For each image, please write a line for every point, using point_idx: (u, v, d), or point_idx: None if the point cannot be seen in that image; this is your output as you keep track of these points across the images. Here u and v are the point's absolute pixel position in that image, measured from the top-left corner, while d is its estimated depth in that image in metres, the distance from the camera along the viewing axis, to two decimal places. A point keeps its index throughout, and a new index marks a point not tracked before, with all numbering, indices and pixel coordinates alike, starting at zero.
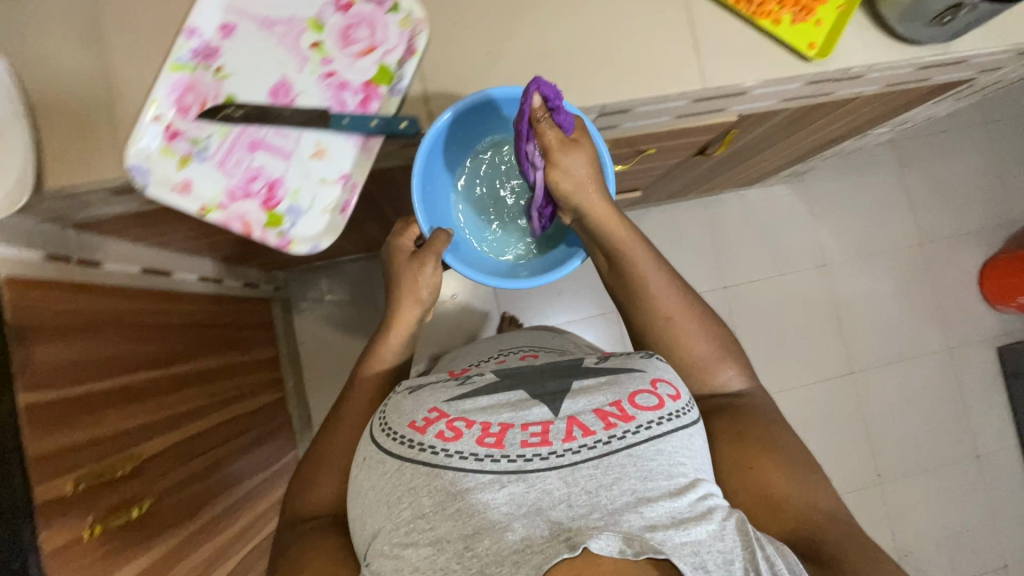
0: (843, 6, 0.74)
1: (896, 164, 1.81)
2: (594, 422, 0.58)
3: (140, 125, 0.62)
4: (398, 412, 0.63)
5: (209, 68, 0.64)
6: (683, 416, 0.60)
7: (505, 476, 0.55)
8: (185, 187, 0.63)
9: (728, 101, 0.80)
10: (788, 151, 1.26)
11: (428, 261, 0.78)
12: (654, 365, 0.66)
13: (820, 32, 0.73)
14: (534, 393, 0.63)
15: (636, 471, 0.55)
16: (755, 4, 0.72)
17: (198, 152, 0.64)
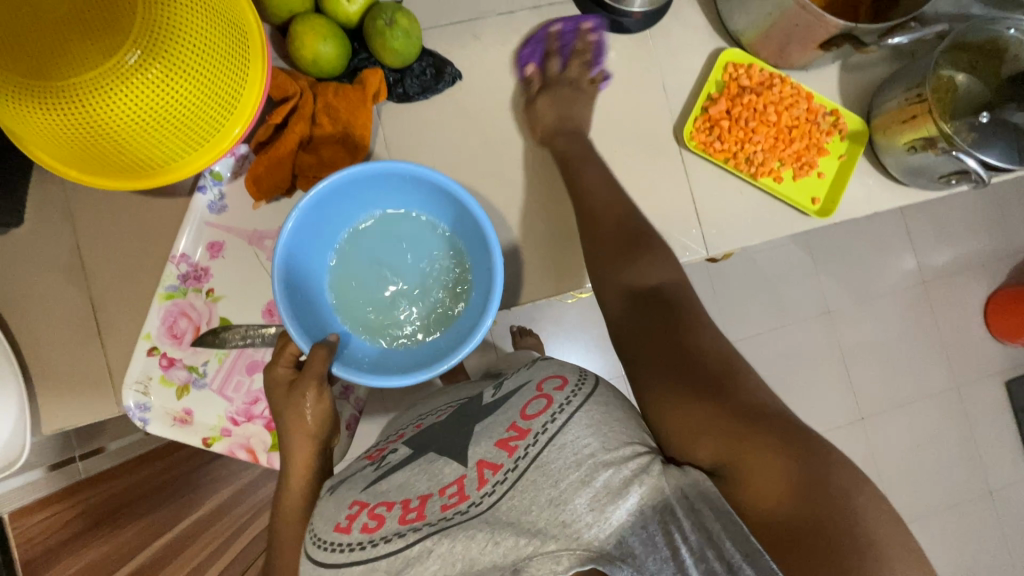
0: (845, 154, 0.72)
1: None
2: (498, 454, 0.45)
3: (134, 363, 0.61)
4: (318, 519, 0.46)
5: (200, 292, 0.63)
6: (583, 387, 0.48)
7: (430, 542, 0.42)
8: (186, 418, 0.63)
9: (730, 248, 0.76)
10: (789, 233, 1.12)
11: (311, 388, 0.54)
12: (540, 366, 0.52)
13: (821, 185, 0.72)
14: (445, 446, 0.49)
15: (550, 481, 0.42)
16: (755, 165, 0.69)
17: (196, 379, 0.63)
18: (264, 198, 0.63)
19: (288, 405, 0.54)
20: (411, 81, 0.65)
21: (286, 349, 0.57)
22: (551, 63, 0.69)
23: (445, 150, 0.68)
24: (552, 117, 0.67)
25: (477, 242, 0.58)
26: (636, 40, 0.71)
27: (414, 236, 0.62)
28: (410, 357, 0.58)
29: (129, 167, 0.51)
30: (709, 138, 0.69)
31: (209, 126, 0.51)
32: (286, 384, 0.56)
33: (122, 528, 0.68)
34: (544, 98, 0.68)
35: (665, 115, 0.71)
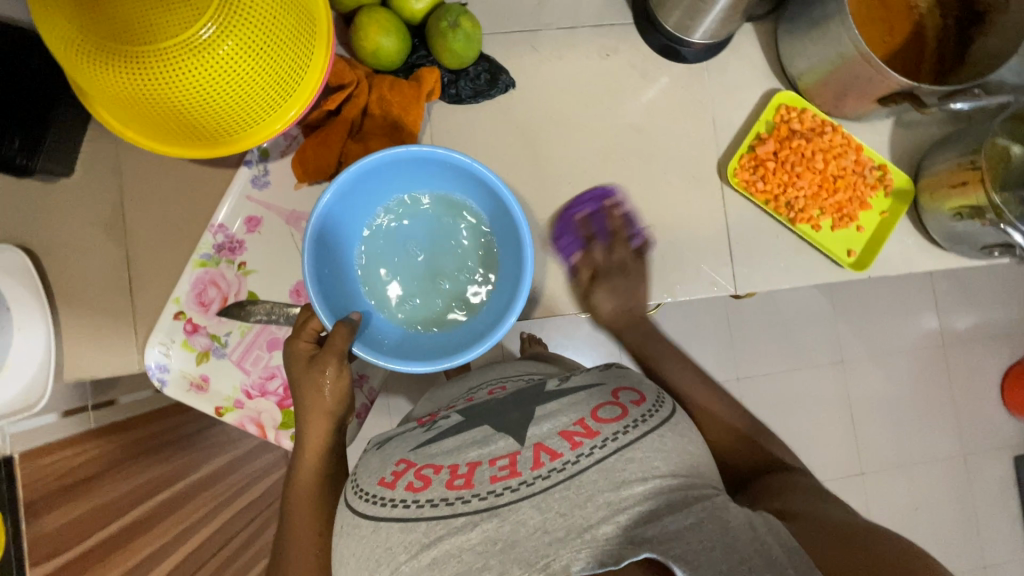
0: (887, 211, 0.71)
1: None
2: (561, 444, 0.44)
3: (161, 324, 0.62)
4: (363, 471, 0.49)
5: (232, 263, 0.64)
6: (660, 410, 0.47)
7: (478, 516, 0.42)
8: (203, 384, 0.64)
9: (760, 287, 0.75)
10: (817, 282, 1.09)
11: (331, 364, 0.54)
12: (611, 374, 0.52)
13: (859, 239, 0.71)
14: (499, 424, 0.49)
15: (609, 483, 0.42)
16: (795, 211, 0.69)
17: (217, 348, 0.64)
18: (307, 180, 0.63)
19: (307, 378, 0.56)
20: (466, 83, 0.66)
21: (309, 324, 0.58)
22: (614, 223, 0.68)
23: (489, 155, 0.69)
24: (620, 321, 0.65)
25: (510, 239, 0.58)
26: (692, 70, 0.71)
27: (449, 225, 0.62)
28: (432, 344, 0.59)
29: (191, 132, 0.52)
30: (752, 178, 0.69)
31: (272, 103, 0.53)
32: (304, 359, 0.57)
33: (137, 471, 0.70)
34: (608, 300, 0.64)
35: (711, 148, 0.71)
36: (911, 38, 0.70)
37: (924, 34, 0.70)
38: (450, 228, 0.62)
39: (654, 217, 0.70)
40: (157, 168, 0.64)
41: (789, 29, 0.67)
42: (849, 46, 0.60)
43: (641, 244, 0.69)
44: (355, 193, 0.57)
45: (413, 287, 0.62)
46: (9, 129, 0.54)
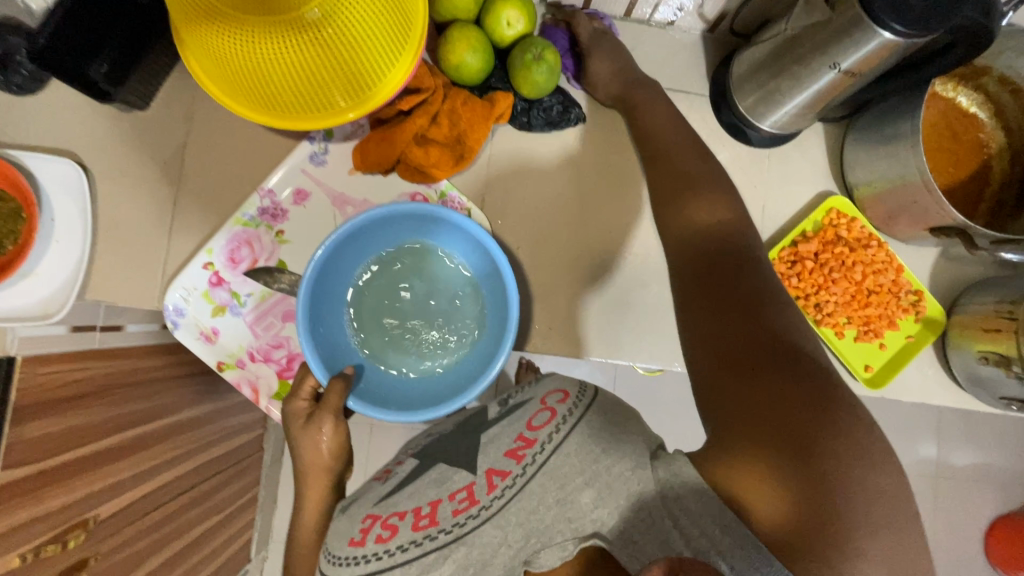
0: (914, 336, 0.70)
1: None
2: (507, 461, 0.45)
3: (190, 270, 0.64)
4: (333, 539, 0.48)
5: (271, 229, 0.66)
6: (583, 399, 0.47)
7: (446, 549, 0.44)
8: (212, 336, 0.65)
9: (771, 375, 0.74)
10: None
11: (327, 421, 0.56)
12: (544, 379, 0.52)
13: (880, 356, 0.70)
14: (449, 457, 0.50)
15: (558, 483, 0.43)
16: (822, 313, 0.69)
17: (235, 305, 0.65)
18: (363, 169, 0.65)
19: (305, 435, 0.57)
20: (538, 114, 0.67)
21: (304, 382, 0.59)
22: (580, 29, 0.69)
23: (539, 187, 0.70)
24: (615, 82, 0.67)
25: (495, 274, 0.59)
26: (754, 153, 0.72)
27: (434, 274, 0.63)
28: (432, 390, 0.59)
29: (268, 102, 0.53)
30: (788, 272, 0.69)
31: (356, 89, 0.54)
32: (303, 415, 0.58)
33: (129, 400, 0.70)
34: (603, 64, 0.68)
35: (754, 233, 0.72)
36: (975, 175, 0.71)
37: (989, 175, 0.71)
38: (435, 276, 0.63)
39: None
40: (226, 122, 0.67)
41: (857, 138, 0.68)
42: (914, 170, 0.61)
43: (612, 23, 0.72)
44: (338, 258, 0.58)
45: (402, 343, 0.62)
46: (101, 53, 0.56)
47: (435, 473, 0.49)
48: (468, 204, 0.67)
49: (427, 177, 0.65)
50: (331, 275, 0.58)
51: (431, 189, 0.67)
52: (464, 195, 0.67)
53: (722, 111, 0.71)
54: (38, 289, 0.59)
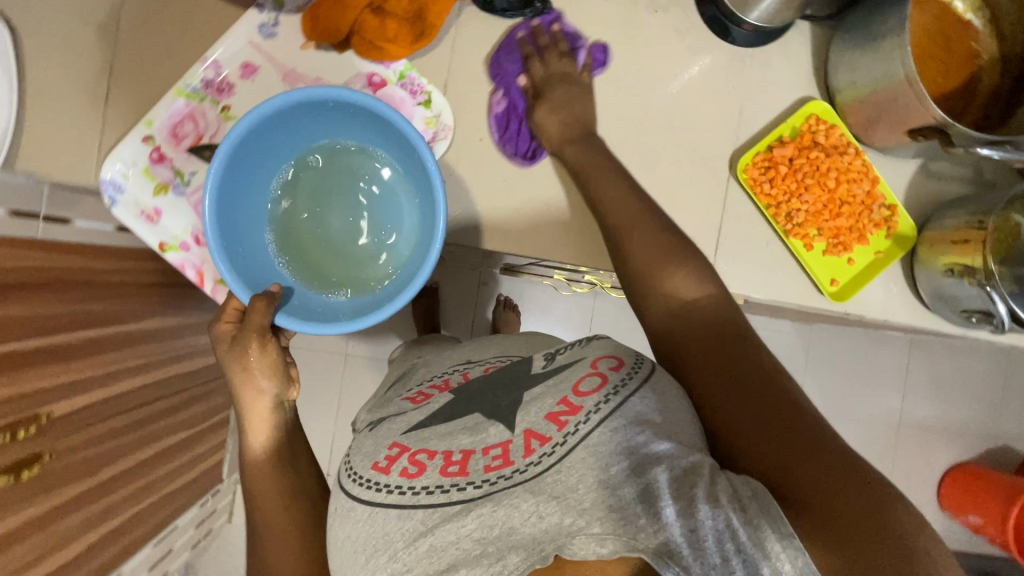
0: (883, 252, 0.69)
1: None
2: (549, 425, 0.47)
3: (127, 143, 0.60)
4: (357, 454, 0.54)
5: (217, 104, 0.62)
6: (639, 371, 0.49)
7: (472, 502, 0.45)
8: (153, 216, 0.62)
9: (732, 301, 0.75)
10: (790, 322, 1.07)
11: (251, 342, 0.57)
12: (593, 342, 0.54)
13: (848, 271, 0.69)
14: (490, 408, 0.52)
15: (599, 461, 0.44)
16: (793, 223, 0.67)
17: (178, 185, 0.63)
18: (314, 40, 0.61)
19: (234, 356, 0.58)
20: None
21: (228, 305, 0.61)
22: (534, 69, 0.64)
23: (506, 76, 0.66)
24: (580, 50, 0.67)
25: (418, 169, 0.59)
26: (735, 54, 0.68)
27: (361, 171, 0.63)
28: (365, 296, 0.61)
29: None
30: (761, 177, 0.67)
31: None
32: (227, 338, 0.59)
33: (79, 298, 0.68)
34: (553, 125, 0.63)
35: (729, 138, 0.69)
36: (962, 85, 0.68)
37: (976, 87, 0.68)
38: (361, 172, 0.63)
39: (652, 189, 0.68)
40: None
41: (843, 39, 0.64)
42: (899, 69, 0.57)
43: (585, 60, 0.66)
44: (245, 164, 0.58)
45: (336, 245, 0.64)
46: None
47: (474, 425, 0.51)
48: (428, 87, 0.64)
49: (383, 53, 0.61)
50: (243, 181, 0.58)
51: (390, 68, 0.64)
52: (424, 77, 0.64)
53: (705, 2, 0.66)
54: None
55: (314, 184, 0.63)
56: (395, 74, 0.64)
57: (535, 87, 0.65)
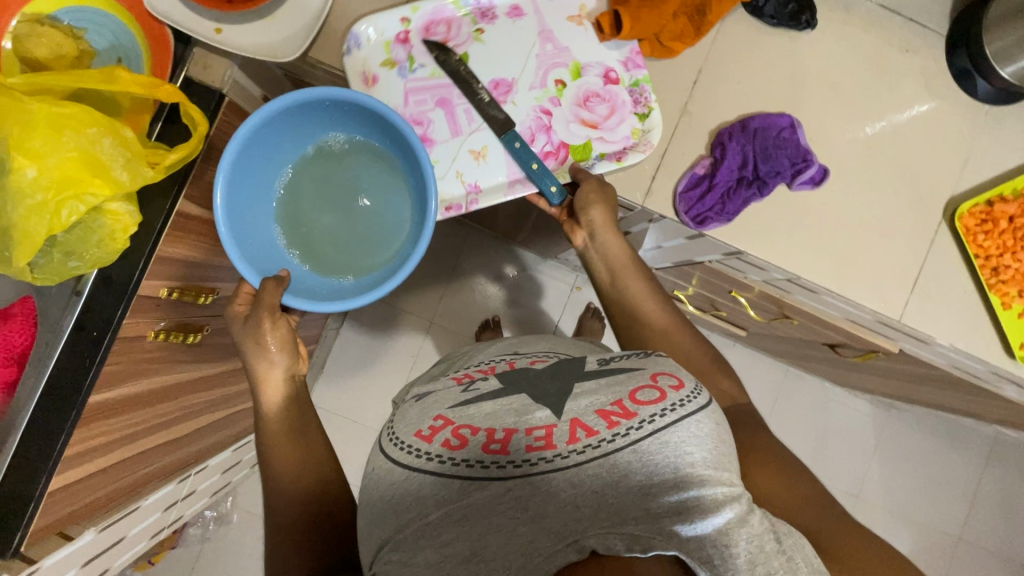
0: None
1: (983, 457, 1.63)
2: (598, 421, 0.48)
3: (391, 15, 0.67)
4: (400, 424, 0.56)
5: (474, 23, 0.69)
6: (698, 397, 0.49)
7: (511, 482, 0.47)
8: (370, 80, 0.68)
9: (905, 338, 0.77)
10: (886, 375, 1.08)
11: (264, 318, 0.61)
12: (651, 358, 0.55)
13: None
14: (537, 396, 0.54)
15: (643, 465, 0.45)
16: (999, 278, 0.68)
17: (404, 68, 0.69)
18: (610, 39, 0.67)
19: (247, 330, 0.62)
20: (774, 2, 0.67)
21: (241, 289, 0.65)
22: (780, 155, 0.66)
23: (754, 76, 0.69)
24: (827, 68, 0.70)
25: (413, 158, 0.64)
26: (972, 106, 0.70)
27: (358, 167, 0.70)
28: (367, 281, 0.67)
29: None
30: (976, 227, 0.68)
31: None
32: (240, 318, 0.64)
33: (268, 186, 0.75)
34: (600, 212, 0.65)
35: (948, 184, 0.70)
36: None
37: None
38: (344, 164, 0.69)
39: (861, 213, 0.70)
40: None
41: None
42: None
43: (806, 176, 0.67)
44: (240, 180, 0.63)
45: (340, 240, 0.69)
46: None
47: (524, 406, 0.53)
48: (651, 102, 0.68)
49: (667, 52, 0.67)
50: (249, 185, 0.64)
51: (630, 71, 0.69)
52: (654, 95, 0.68)
53: (961, 52, 0.69)
54: (284, 33, 0.66)
55: (311, 176, 0.69)
56: (627, 81, 0.68)
57: (750, 172, 0.66)
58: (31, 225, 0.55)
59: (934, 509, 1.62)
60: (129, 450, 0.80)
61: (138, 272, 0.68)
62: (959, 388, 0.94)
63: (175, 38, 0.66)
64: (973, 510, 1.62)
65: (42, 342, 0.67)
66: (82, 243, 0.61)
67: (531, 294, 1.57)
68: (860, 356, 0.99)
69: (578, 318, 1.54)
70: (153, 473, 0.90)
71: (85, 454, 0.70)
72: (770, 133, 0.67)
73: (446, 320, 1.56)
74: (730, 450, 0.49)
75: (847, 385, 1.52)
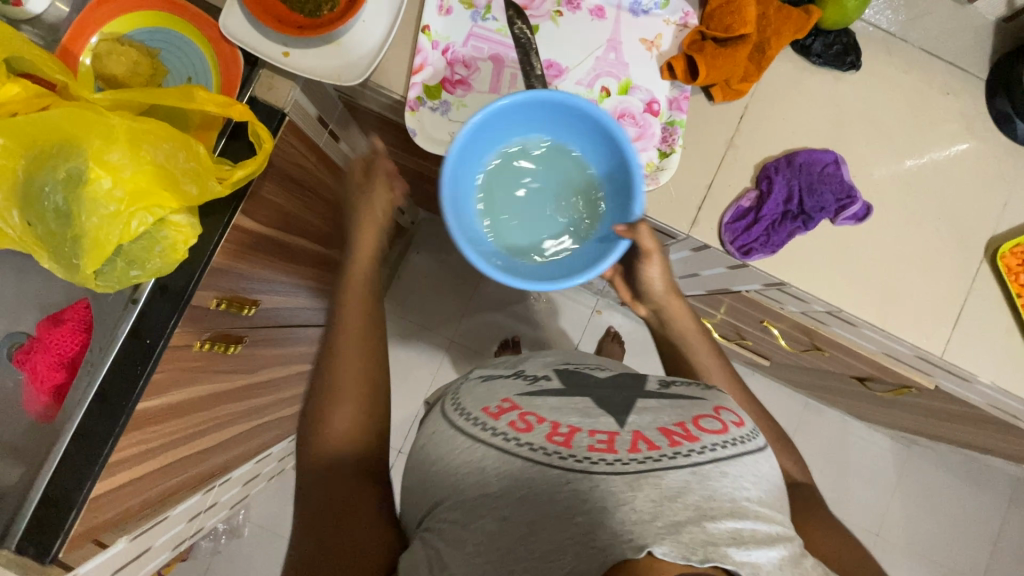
0: None
1: (1006, 498, 1.60)
2: (661, 437, 0.49)
3: None
4: (468, 400, 0.59)
5: (558, 4, 0.70)
6: (756, 441, 0.52)
7: (571, 472, 0.47)
8: (445, 9, 0.69)
9: (944, 374, 0.77)
10: (916, 411, 1.07)
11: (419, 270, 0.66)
12: (714, 395, 0.57)
13: None
14: (600, 404, 0.55)
15: (702, 485, 0.46)
16: None
17: (478, 14, 0.70)
18: (675, 77, 0.69)
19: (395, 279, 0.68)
20: (821, 42, 0.70)
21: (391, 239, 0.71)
22: (825, 193, 0.68)
23: (799, 112, 0.71)
24: (869, 105, 0.72)
25: (623, 188, 0.63)
26: (1012, 148, 0.72)
27: (562, 170, 0.67)
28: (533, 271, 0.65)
29: None
30: (1018, 267, 0.69)
31: None
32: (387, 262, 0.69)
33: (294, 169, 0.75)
34: (657, 266, 0.71)
35: (990, 223, 0.71)
36: None
37: None
38: (549, 163, 0.67)
39: (903, 248, 0.71)
40: None
41: None
42: None
43: (846, 211, 0.68)
44: (470, 146, 0.63)
45: (518, 215, 0.67)
46: None
47: (591, 408, 0.54)
48: (677, 145, 0.69)
49: (738, 94, 0.68)
50: (481, 137, 0.63)
51: (677, 108, 0.69)
52: (682, 139, 0.69)
53: (1003, 95, 0.71)
54: (347, 58, 0.68)
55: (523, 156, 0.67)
56: (663, 116, 0.69)
57: (795, 206, 0.68)
58: (100, 233, 0.57)
59: (957, 550, 1.58)
60: (165, 458, 0.80)
61: (190, 284, 0.69)
62: (991, 427, 0.94)
63: (244, 59, 0.68)
64: (996, 554, 1.58)
65: (95, 348, 0.69)
66: (143, 254, 0.62)
67: (553, 316, 1.58)
68: (892, 390, 0.99)
69: (599, 341, 1.55)
70: (183, 483, 0.90)
71: (127, 462, 0.71)
72: (816, 168, 0.69)
73: (468, 339, 1.57)
74: (779, 497, 0.51)
75: (869, 419, 1.51)
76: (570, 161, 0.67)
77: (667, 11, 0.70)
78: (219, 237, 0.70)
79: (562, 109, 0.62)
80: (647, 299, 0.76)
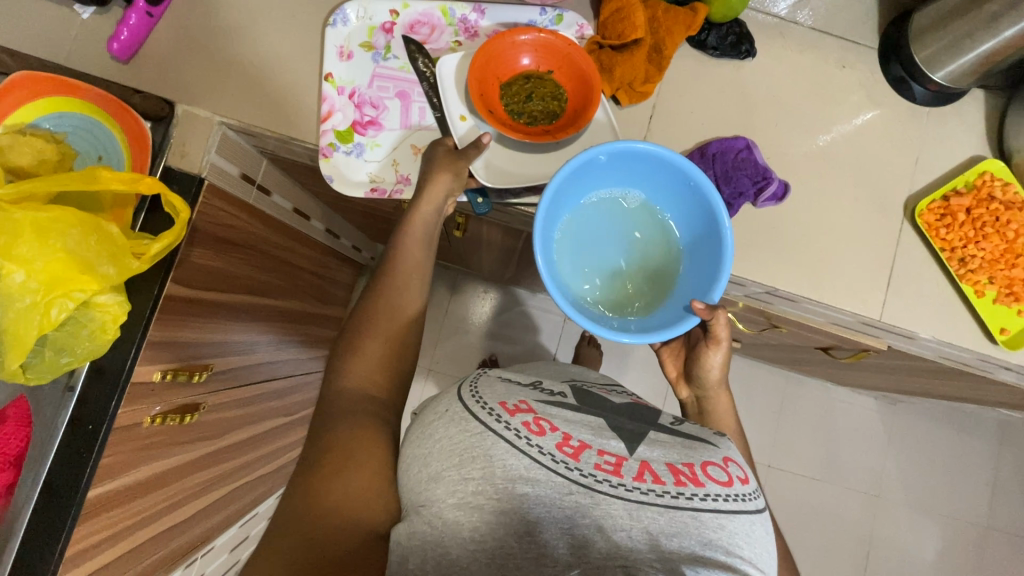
0: None
1: (995, 440, 1.61)
2: (668, 474, 0.50)
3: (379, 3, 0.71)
4: (489, 390, 0.58)
5: (456, 34, 0.72)
6: (758, 500, 0.52)
7: (575, 485, 0.48)
8: (346, 54, 0.71)
9: (892, 335, 0.78)
10: (884, 370, 1.09)
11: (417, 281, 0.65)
12: (722, 444, 0.57)
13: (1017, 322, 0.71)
14: (612, 427, 0.57)
15: (698, 534, 0.47)
16: (965, 268, 0.70)
17: (380, 54, 0.72)
18: None
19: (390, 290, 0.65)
20: (715, 34, 0.71)
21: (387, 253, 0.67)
22: (741, 180, 0.69)
23: (706, 104, 0.73)
24: (773, 88, 0.74)
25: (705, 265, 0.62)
26: (914, 109, 0.74)
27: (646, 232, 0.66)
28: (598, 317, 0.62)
29: None
30: (937, 222, 0.70)
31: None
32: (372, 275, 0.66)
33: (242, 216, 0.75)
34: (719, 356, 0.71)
35: (905, 184, 0.73)
36: None
37: None
38: (636, 220, 0.65)
39: (826, 219, 0.72)
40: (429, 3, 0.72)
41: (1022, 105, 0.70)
42: None
43: (765, 193, 0.70)
44: (575, 178, 0.61)
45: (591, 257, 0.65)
46: None
47: (602, 427, 0.55)
48: None
49: (643, 96, 0.70)
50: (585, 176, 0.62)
51: None
52: None
53: (897, 61, 0.73)
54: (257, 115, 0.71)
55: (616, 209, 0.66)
56: None
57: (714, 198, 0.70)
58: (20, 329, 0.56)
59: (957, 500, 1.59)
60: (133, 540, 0.78)
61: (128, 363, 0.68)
62: (953, 377, 0.95)
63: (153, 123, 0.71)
64: (995, 496, 1.59)
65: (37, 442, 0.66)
66: (72, 341, 0.61)
67: (526, 329, 1.58)
68: (854, 355, 1.00)
69: (575, 348, 1.55)
70: (159, 561, 0.88)
71: (88, 553, 0.69)
72: (728, 156, 0.70)
73: (444, 365, 1.56)
74: (770, 558, 0.50)
75: (850, 383, 1.52)
76: (656, 227, 0.66)
77: (562, 25, 0.72)
78: (152, 312, 0.70)
79: (677, 178, 0.61)
80: (699, 381, 0.74)
